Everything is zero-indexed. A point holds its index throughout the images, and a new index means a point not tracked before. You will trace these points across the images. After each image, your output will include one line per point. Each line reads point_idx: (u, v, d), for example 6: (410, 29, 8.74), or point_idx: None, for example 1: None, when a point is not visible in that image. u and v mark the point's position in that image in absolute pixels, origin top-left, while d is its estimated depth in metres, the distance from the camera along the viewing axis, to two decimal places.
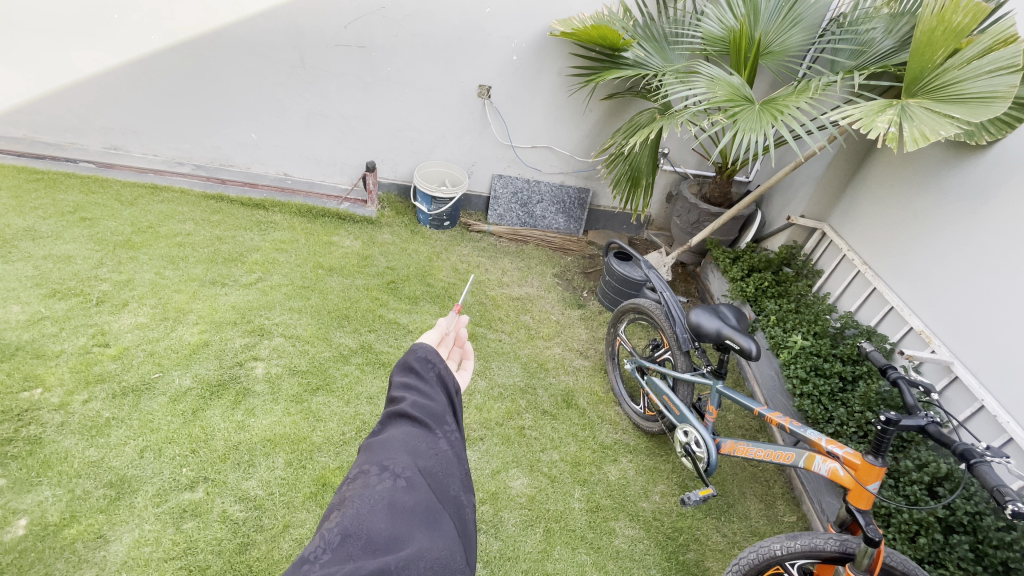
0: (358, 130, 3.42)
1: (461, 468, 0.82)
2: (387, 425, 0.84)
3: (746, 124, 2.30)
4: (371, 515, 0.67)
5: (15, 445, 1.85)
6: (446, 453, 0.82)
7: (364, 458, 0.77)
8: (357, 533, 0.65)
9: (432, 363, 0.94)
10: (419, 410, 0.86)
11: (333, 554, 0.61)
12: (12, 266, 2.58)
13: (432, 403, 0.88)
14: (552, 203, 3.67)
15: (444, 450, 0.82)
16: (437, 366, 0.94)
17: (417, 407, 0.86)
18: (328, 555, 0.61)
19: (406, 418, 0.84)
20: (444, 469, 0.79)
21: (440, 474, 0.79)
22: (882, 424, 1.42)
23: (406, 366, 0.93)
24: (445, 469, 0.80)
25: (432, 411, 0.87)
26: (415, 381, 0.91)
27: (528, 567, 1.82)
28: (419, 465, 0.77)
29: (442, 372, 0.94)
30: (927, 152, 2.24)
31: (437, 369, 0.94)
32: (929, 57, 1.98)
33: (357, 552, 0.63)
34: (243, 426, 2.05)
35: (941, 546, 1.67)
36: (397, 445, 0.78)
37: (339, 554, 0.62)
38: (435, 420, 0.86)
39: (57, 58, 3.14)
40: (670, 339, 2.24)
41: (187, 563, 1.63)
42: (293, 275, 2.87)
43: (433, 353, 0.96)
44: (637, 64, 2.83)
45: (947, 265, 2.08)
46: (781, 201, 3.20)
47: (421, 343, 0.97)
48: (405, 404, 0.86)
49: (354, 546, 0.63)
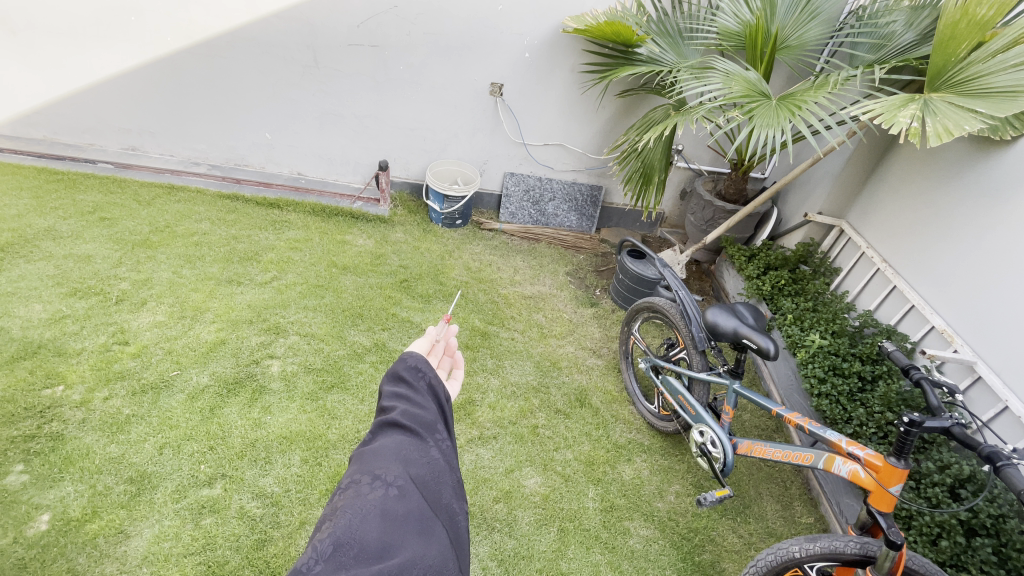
0: (371, 130, 3.44)
1: (453, 476, 0.83)
2: (377, 434, 0.84)
3: (764, 120, 2.26)
4: (364, 524, 0.67)
5: (38, 442, 1.89)
6: (437, 461, 0.83)
7: (354, 467, 0.77)
8: (349, 542, 0.65)
9: (422, 372, 0.94)
10: (409, 418, 0.86)
11: (326, 565, 0.62)
12: (35, 265, 2.63)
13: (423, 412, 0.88)
14: (564, 200, 3.66)
15: (436, 459, 0.83)
16: (427, 375, 0.95)
17: (408, 416, 0.86)
18: (321, 565, 0.62)
19: (396, 427, 0.84)
20: (436, 477, 0.80)
21: (432, 482, 0.79)
22: (905, 425, 1.40)
23: (396, 375, 0.93)
24: (437, 476, 0.81)
25: (423, 420, 0.87)
26: (406, 389, 0.92)
27: (543, 566, 1.81)
28: (411, 473, 0.77)
29: (432, 380, 0.95)
30: (949, 149, 2.20)
31: (427, 377, 0.95)
32: (952, 50, 1.92)
33: (350, 561, 0.63)
34: (260, 423, 2.07)
35: (963, 550, 1.63)
36: (388, 454, 0.78)
37: (332, 563, 0.62)
38: (426, 429, 0.87)
39: (76, 60, 3.19)
40: (685, 339, 2.21)
41: (206, 559, 1.65)
42: (307, 273, 2.89)
43: (423, 361, 0.96)
44: (650, 60, 2.81)
45: (970, 265, 2.04)
46: (798, 197, 3.14)
47: (411, 351, 0.97)
48: (395, 413, 0.86)
49: (347, 555, 0.63)
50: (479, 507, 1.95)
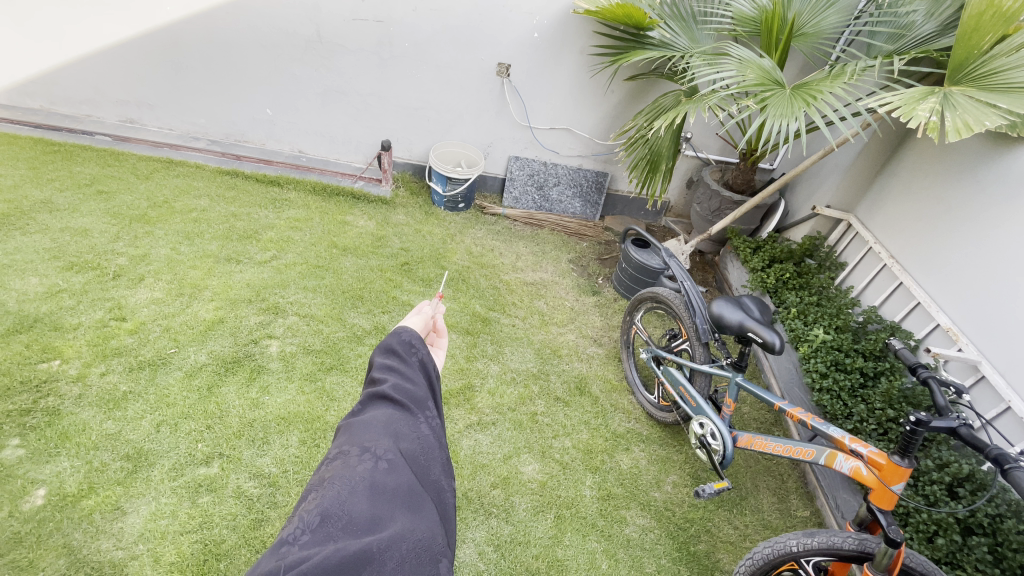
0: (374, 108, 3.37)
1: (441, 454, 0.82)
2: (366, 406, 0.82)
3: (777, 109, 2.21)
4: (353, 496, 0.65)
5: (34, 416, 1.87)
6: (427, 437, 0.82)
7: (343, 438, 0.76)
8: (337, 514, 0.63)
9: (415, 348, 0.93)
10: (400, 392, 0.85)
11: (313, 536, 0.60)
12: (30, 238, 2.59)
13: (414, 387, 0.87)
14: (568, 186, 3.61)
15: (425, 435, 0.81)
16: (419, 351, 0.94)
17: (398, 390, 0.85)
18: (307, 536, 0.60)
19: (386, 400, 0.83)
20: (425, 453, 0.79)
21: (421, 457, 0.78)
22: (911, 424, 1.39)
23: (387, 348, 0.92)
24: (426, 452, 0.79)
25: (413, 395, 0.86)
26: (397, 363, 0.90)
27: (539, 552, 1.82)
28: (401, 448, 0.76)
29: (424, 357, 0.94)
30: (964, 144, 2.16)
31: (419, 354, 0.93)
32: (975, 43, 1.87)
33: (338, 533, 0.61)
34: (258, 404, 2.05)
35: (959, 548, 1.64)
36: (378, 427, 0.77)
37: (320, 534, 0.60)
38: (416, 404, 0.85)
39: (73, 26, 3.10)
40: (689, 330, 2.19)
41: (202, 537, 1.65)
42: (308, 254, 2.86)
43: (416, 338, 0.95)
44: (662, 45, 2.74)
45: (978, 260, 2.02)
46: (807, 189, 3.11)
47: (405, 326, 0.96)
48: (386, 386, 0.84)
49: (335, 527, 0.61)
50: (476, 492, 1.95)
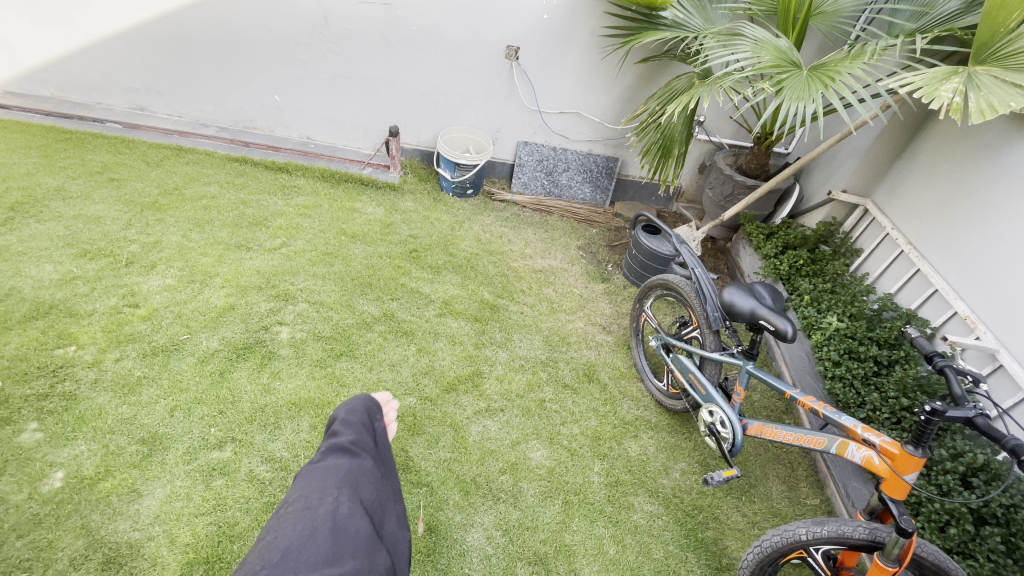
0: (382, 93, 3.34)
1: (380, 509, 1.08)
2: (326, 465, 1.08)
3: (794, 92, 2.15)
4: (312, 539, 0.90)
5: (51, 401, 1.91)
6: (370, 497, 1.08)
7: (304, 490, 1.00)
8: (295, 551, 0.87)
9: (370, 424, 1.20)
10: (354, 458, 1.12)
11: (274, 567, 0.84)
12: (44, 225, 2.62)
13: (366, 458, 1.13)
14: (578, 171, 3.57)
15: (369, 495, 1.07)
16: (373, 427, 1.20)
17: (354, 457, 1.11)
18: (270, 568, 0.83)
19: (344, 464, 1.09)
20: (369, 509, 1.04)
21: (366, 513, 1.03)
22: (926, 413, 1.36)
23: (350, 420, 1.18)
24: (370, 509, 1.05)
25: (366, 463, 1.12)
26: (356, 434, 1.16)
27: (547, 537, 1.83)
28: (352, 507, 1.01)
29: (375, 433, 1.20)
30: (988, 127, 2.08)
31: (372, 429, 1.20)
32: (1002, 21, 1.78)
33: (295, 566, 0.85)
34: (269, 389, 2.08)
35: (971, 538, 1.62)
36: (337, 486, 1.02)
37: (280, 566, 0.84)
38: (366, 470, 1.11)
39: (81, 13, 3.10)
40: (700, 318, 2.17)
41: (217, 519, 1.68)
42: (317, 241, 2.86)
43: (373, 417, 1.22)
44: (675, 25, 2.68)
45: (997, 249, 1.97)
46: (823, 173, 3.04)
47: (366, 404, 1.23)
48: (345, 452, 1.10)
49: (293, 561, 0.86)
50: (485, 478, 1.96)
